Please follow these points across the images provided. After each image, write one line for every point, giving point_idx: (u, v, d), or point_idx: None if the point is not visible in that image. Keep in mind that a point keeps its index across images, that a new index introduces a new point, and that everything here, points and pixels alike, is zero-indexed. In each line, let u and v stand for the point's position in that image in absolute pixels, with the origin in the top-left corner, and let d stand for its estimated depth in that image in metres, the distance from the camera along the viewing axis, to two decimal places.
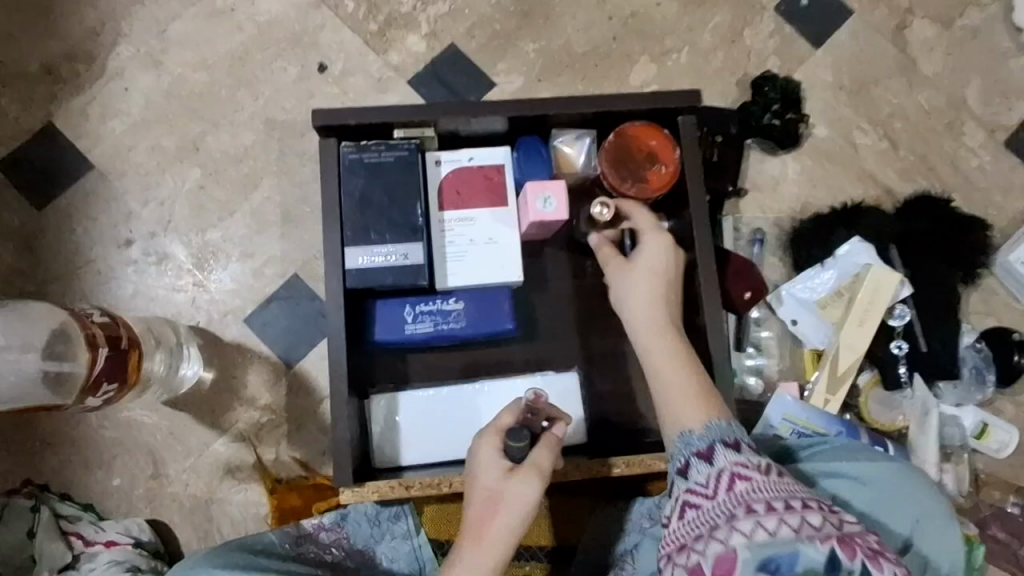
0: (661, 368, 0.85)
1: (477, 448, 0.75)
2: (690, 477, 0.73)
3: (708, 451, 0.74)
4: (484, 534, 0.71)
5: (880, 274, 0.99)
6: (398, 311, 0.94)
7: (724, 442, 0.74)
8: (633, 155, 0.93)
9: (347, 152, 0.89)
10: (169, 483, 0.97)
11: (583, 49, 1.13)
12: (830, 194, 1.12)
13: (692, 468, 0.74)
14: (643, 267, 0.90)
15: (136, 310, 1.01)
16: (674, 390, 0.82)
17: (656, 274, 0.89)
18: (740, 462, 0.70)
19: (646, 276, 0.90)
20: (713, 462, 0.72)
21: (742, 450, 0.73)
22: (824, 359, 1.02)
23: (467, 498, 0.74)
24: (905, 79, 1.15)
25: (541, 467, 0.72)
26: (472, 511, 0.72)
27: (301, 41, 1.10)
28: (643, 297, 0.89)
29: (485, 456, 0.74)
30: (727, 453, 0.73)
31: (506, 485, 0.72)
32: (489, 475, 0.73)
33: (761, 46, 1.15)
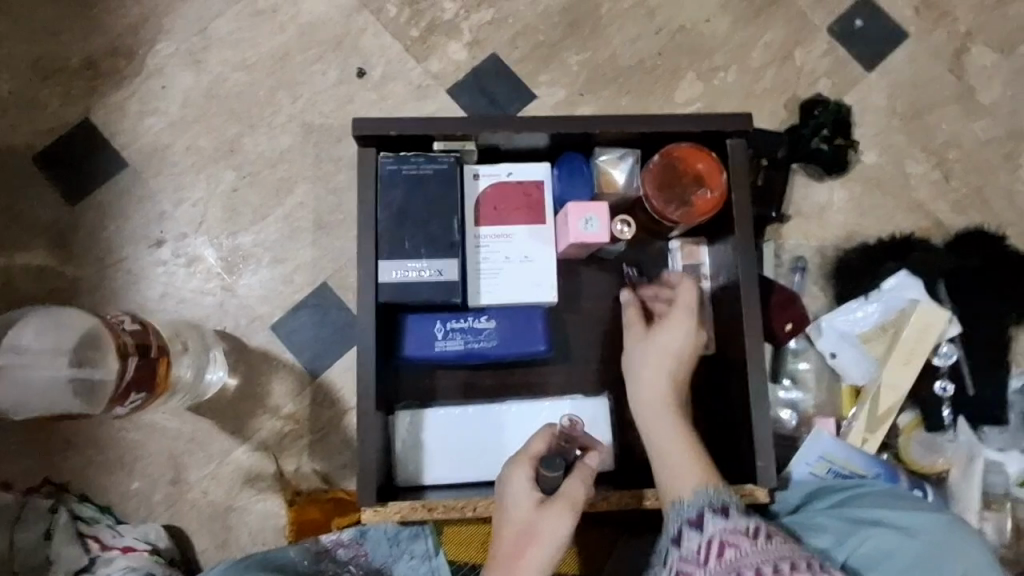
0: (658, 436, 0.82)
1: (508, 476, 0.72)
2: (681, 545, 0.73)
3: (696, 517, 0.74)
4: (514, 568, 0.68)
5: (927, 311, 0.95)
6: (429, 327, 0.91)
7: (712, 507, 0.74)
8: (679, 178, 0.91)
9: (386, 163, 0.88)
10: (189, 489, 0.96)
11: (629, 64, 1.10)
12: (878, 223, 1.07)
13: (683, 536, 0.74)
14: (660, 342, 0.86)
15: (164, 312, 1.00)
16: (673, 461, 0.80)
17: (671, 351, 0.85)
18: (728, 529, 0.71)
19: (660, 352, 0.86)
20: (703, 530, 0.72)
21: (730, 513, 0.73)
22: (864, 397, 0.97)
23: (496, 529, 0.71)
24: (962, 107, 1.11)
25: (574, 500, 0.69)
26: (502, 544, 0.70)
27: (343, 45, 1.08)
28: (649, 369, 0.85)
29: (516, 484, 0.71)
30: (714, 520, 0.73)
31: (538, 518, 0.69)
32: (519, 508, 0.70)
33: (812, 66, 1.11)
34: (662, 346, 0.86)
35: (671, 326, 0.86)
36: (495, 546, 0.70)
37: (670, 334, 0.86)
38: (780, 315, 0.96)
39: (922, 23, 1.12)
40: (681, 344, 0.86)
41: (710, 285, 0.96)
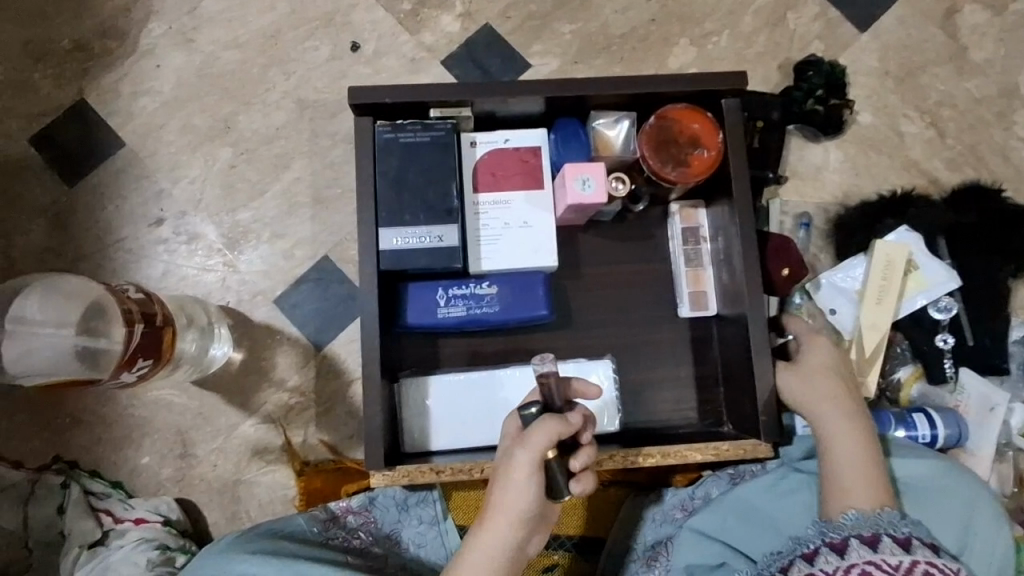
0: (840, 444, 0.80)
1: (507, 425, 0.78)
2: (816, 562, 0.74)
3: (813, 551, 0.76)
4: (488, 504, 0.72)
5: (897, 252, 0.97)
6: (430, 294, 0.91)
7: (892, 536, 0.73)
8: (675, 139, 0.91)
9: (382, 132, 0.88)
10: (197, 463, 0.97)
11: (621, 32, 1.10)
12: (874, 183, 1.08)
13: (819, 555, 0.75)
14: (808, 363, 0.86)
15: (166, 289, 1.01)
16: (850, 472, 0.78)
17: (822, 367, 0.85)
18: (873, 562, 0.72)
19: (817, 370, 0.85)
20: (846, 556, 0.73)
21: (881, 546, 0.73)
22: (851, 341, 0.97)
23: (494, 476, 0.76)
24: (955, 66, 1.11)
25: (527, 441, 0.69)
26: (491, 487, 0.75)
27: (334, 21, 1.08)
28: (825, 388, 0.83)
29: (508, 431, 0.77)
30: (893, 547, 0.72)
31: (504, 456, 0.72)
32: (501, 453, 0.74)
33: (805, 29, 1.11)
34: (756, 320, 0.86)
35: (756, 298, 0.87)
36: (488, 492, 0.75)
37: (814, 352, 0.87)
38: (777, 259, 0.95)
39: None
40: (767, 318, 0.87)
41: (709, 247, 0.97)
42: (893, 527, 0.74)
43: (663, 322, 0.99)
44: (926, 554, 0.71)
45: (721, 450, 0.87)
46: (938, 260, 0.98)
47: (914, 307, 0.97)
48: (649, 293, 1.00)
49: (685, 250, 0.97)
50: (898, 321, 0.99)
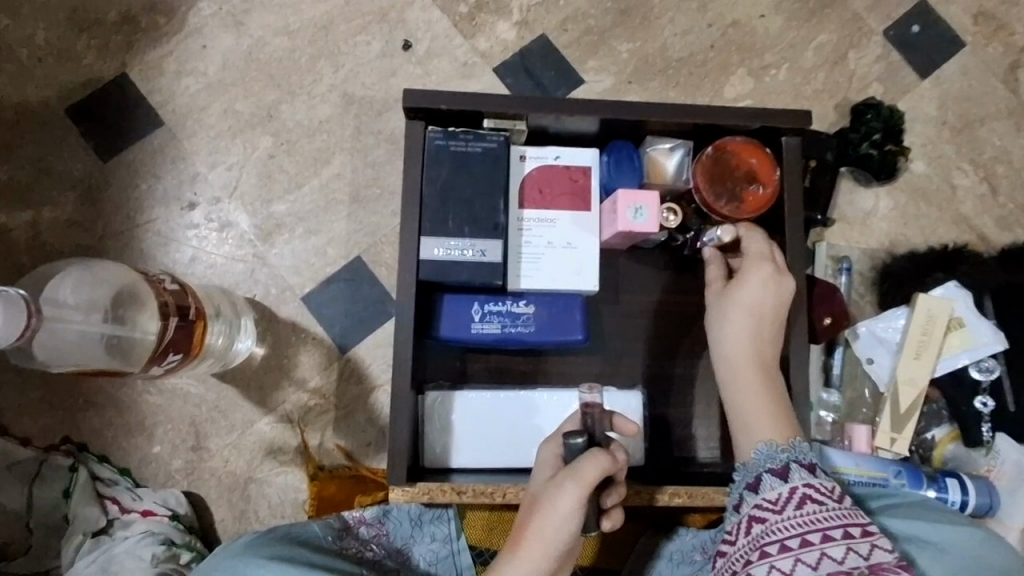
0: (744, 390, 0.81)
1: (541, 451, 0.76)
2: (760, 491, 0.72)
3: (755, 481, 0.73)
4: (523, 534, 0.70)
5: (940, 307, 0.95)
6: (466, 308, 0.89)
7: (771, 471, 0.73)
8: (731, 172, 0.88)
9: (433, 137, 0.86)
10: (209, 458, 0.94)
11: (679, 55, 1.08)
12: (921, 234, 1.06)
13: (764, 483, 0.72)
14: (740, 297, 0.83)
15: (193, 276, 0.98)
16: (751, 412, 0.80)
17: (755, 306, 0.83)
18: (758, 504, 0.71)
19: (741, 311, 0.83)
20: (759, 492, 0.72)
21: (791, 476, 0.71)
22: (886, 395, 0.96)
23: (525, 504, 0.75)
24: (1014, 122, 1.09)
25: (579, 472, 0.68)
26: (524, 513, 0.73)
27: (388, 17, 1.05)
28: (740, 331, 0.83)
29: (546, 456, 0.75)
30: (774, 483, 0.72)
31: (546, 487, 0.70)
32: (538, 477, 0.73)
33: (865, 70, 1.09)
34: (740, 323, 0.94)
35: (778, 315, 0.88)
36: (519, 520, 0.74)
37: (751, 284, 0.83)
38: (822, 304, 0.92)
39: (978, 33, 1.10)
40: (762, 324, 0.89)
41: None
42: (772, 461, 0.74)
43: (697, 356, 0.97)
44: (803, 479, 0.71)
45: None
46: (985, 320, 0.95)
47: (956, 366, 0.95)
48: (686, 327, 0.97)
49: None
50: (937, 378, 0.96)
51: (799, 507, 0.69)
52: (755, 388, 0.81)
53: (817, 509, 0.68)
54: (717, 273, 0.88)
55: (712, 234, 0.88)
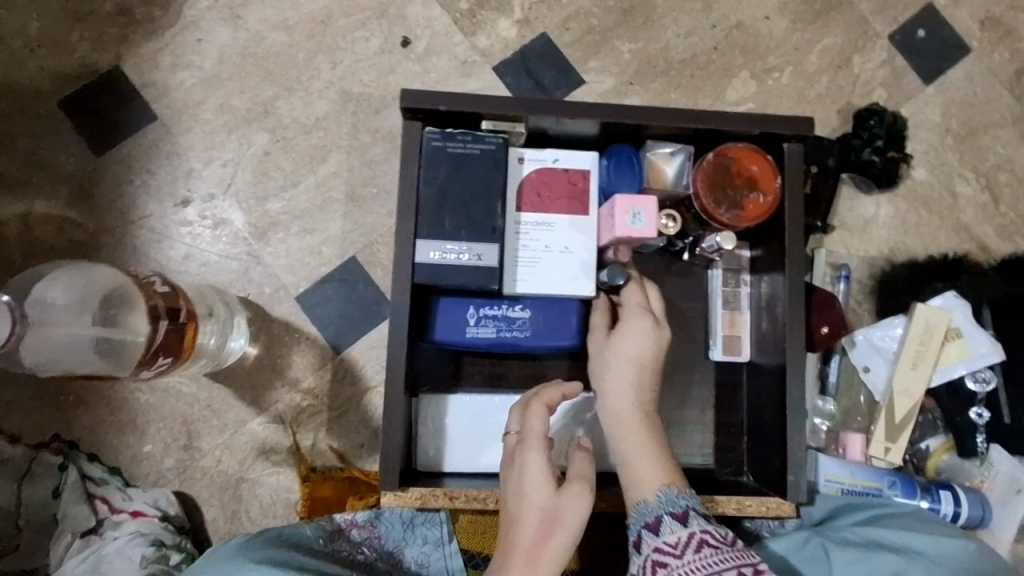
0: (631, 445, 0.80)
1: (526, 462, 0.77)
2: (661, 534, 0.71)
3: (656, 522, 0.73)
4: (541, 552, 0.72)
5: (936, 317, 0.94)
6: (461, 312, 0.88)
7: (671, 512, 0.72)
8: (732, 179, 0.87)
9: (431, 138, 0.85)
10: (201, 457, 0.94)
11: (682, 56, 1.06)
12: (923, 242, 1.05)
13: (664, 525, 0.72)
14: (621, 349, 0.84)
15: (185, 273, 0.97)
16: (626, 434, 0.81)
17: (634, 357, 0.84)
18: (658, 547, 0.71)
19: (625, 361, 0.84)
20: (658, 534, 0.71)
21: (690, 520, 0.71)
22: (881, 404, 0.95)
23: (515, 523, 0.74)
24: (1017, 130, 1.08)
25: (581, 476, 0.75)
26: (526, 534, 0.73)
27: (388, 12, 1.04)
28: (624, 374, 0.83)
29: (534, 468, 0.76)
30: (674, 525, 0.71)
31: (559, 500, 0.74)
32: (536, 495, 0.74)
33: (868, 75, 1.08)
34: (628, 351, 0.84)
35: (633, 329, 0.84)
36: (512, 539, 0.74)
37: (632, 339, 0.84)
38: (820, 314, 0.91)
39: (984, 39, 1.09)
40: (644, 348, 0.84)
41: (750, 291, 0.95)
42: (672, 504, 0.73)
43: (693, 363, 0.97)
44: (700, 522, 0.71)
45: (745, 505, 0.84)
46: (983, 330, 0.94)
47: (951, 376, 0.94)
48: (682, 333, 0.97)
49: (724, 291, 0.95)
50: (932, 388, 0.96)
51: (697, 550, 0.69)
52: (644, 434, 0.80)
53: (713, 554, 0.68)
54: (602, 320, 0.88)
55: (714, 240, 0.88)
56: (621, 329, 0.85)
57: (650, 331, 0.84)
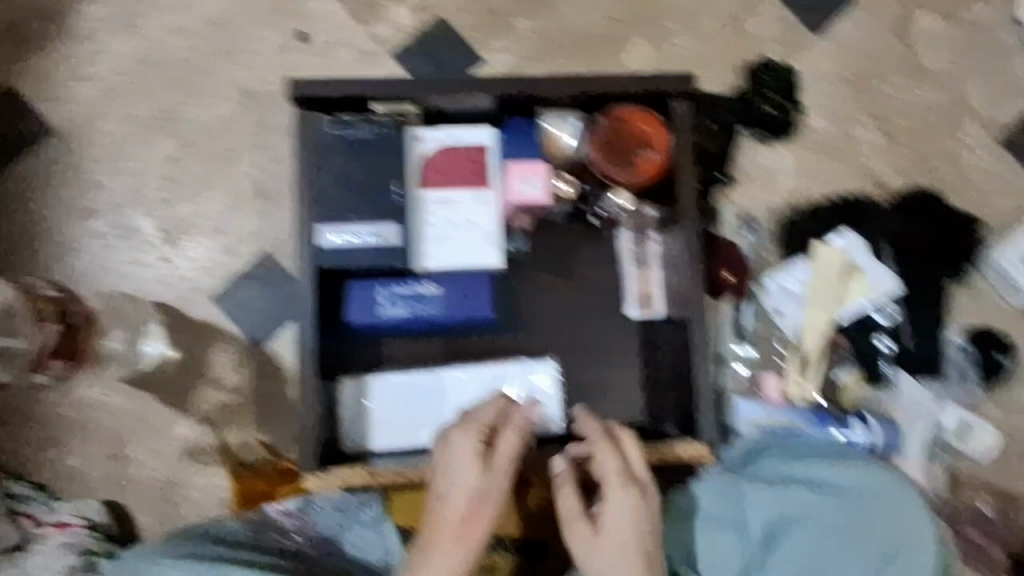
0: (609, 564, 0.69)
1: (452, 444, 0.73)
2: None
3: None
4: (464, 530, 0.69)
5: (833, 256, 1.00)
6: (371, 293, 0.89)
7: None
8: (624, 139, 0.90)
9: (324, 125, 0.85)
10: (129, 465, 0.94)
11: (579, 29, 1.08)
12: (827, 188, 1.07)
13: None
14: (609, 534, 0.71)
15: (99, 285, 0.97)
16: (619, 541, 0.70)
17: (623, 548, 0.70)
18: None
19: (619, 530, 0.71)
20: None
21: None
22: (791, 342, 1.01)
23: (440, 498, 0.71)
24: (909, 73, 1.10)
25: (508, 454, 0.73)
26: (451, 510, 0.70)
27: (284, 9, 1.04)
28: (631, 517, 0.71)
29: (461, 448, 0.73)
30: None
31: (482, 476, 0.72)
32: (465, 476, 0.71)
33: (762, 32, 1.10)
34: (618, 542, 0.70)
35: (619, 505, 0.72)
36: (434, 514, 0.71)
37: (618, 521, 0.71)
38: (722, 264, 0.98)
39: None
40: (632, 533, 0.70)
41: (660, 249, 0.95)
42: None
43: (612, 324, 0.98)
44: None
45: (660, 452, 0.87)
46: (880, 264, 1.01)
47: (855, 310, 1.00)
48: (601, 296, 0.98)
49: (634, 250, 0.95)
50: (839, 324, 1.01)
51: None
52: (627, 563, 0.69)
53: None
54: (572, 485, 0.75)
55: (611, 199, 0.93)
56: (602, 510, 0.72)
57: (635, 505, 0.72)
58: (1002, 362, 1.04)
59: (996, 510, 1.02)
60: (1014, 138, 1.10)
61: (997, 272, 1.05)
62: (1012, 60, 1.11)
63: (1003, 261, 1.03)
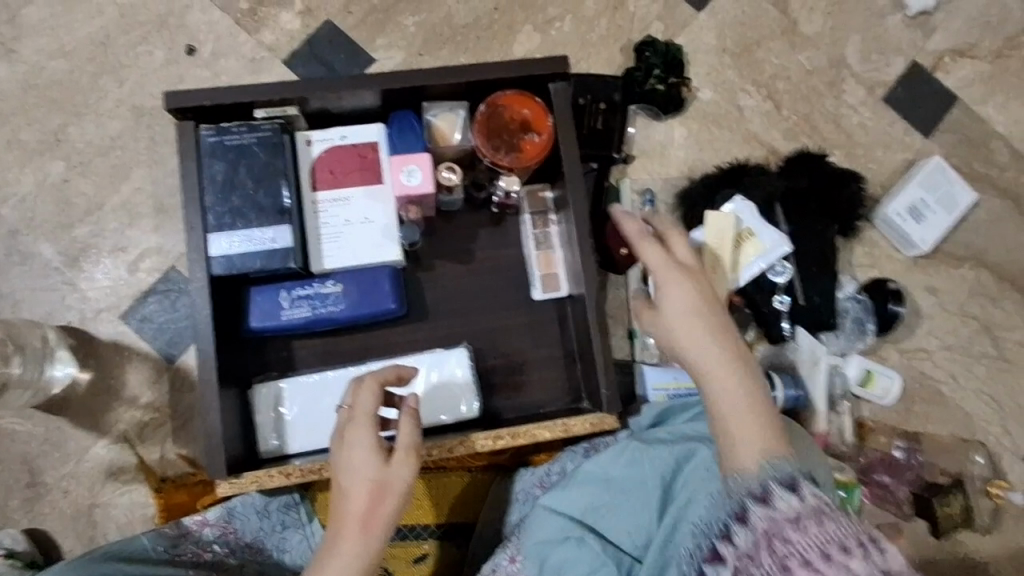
0: (726, 394, 0.70)
1: (349, 443, 0.70)
2: (734, 541, 0.62)
3: (791, 483, 0.62)
4: (371, 523, 0.68)
5: (721, 220, 0.96)
6: (274, 297, 0.91)
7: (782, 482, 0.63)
8: (506, 125, 0.92)
9: (206, 135, 0.86)
10: (48, 491, 0.94)
11: (465, 21, 1.10)
12: (717, 157, 1.12)
13: (775, 496, 0.61)
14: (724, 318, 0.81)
15: (0, 314, 0.97)
16: (735, 409, 0.70)
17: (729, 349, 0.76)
18: (765, 515, 0.61)
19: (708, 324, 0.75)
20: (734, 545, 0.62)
21: (777, 498, 0.61)
22: None
23: (342, 494, 0.69)
24: (787, 39, 1.15)
25: (409, 446, 0.70)
26: (354, 505, 0.68)
27: (166, 24, 1.05)
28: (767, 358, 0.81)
29: (358, 448, 0.70)
30: (783, 494, 0.61)
31: (385, 471, 0.69)
32: (365, 471, 0.69)
33: (644, 11, 1.13)
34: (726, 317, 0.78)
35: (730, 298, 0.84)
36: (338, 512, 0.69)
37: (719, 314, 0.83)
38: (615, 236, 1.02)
39: None
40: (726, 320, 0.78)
41: (557, 229, 0.99)
42: (778, 471, 0.64)
43: (519, 305, 1.01)
44: (815, 491, 0.61)
45: (569, 425, 0.89)
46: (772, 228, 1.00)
47: (753, 272, 0.98)
48: (505, 280, 1.01)
49: (534, 234, 0.99)
50: (741, 289, 1.01)
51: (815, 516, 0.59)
52: (751, 413, 0.69)
53: (820, 529, 0.57)
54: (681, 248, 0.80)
55: (501, 184, 0.95)
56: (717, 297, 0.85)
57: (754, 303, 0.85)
58: (897, 312, 1.05)
59: (908, 451, 1.06)
60: (893, 92, 1.15)
61: (886, 222, 1.09)
62: (884, 19, 1.16)
63: (889, 213, 1.07)
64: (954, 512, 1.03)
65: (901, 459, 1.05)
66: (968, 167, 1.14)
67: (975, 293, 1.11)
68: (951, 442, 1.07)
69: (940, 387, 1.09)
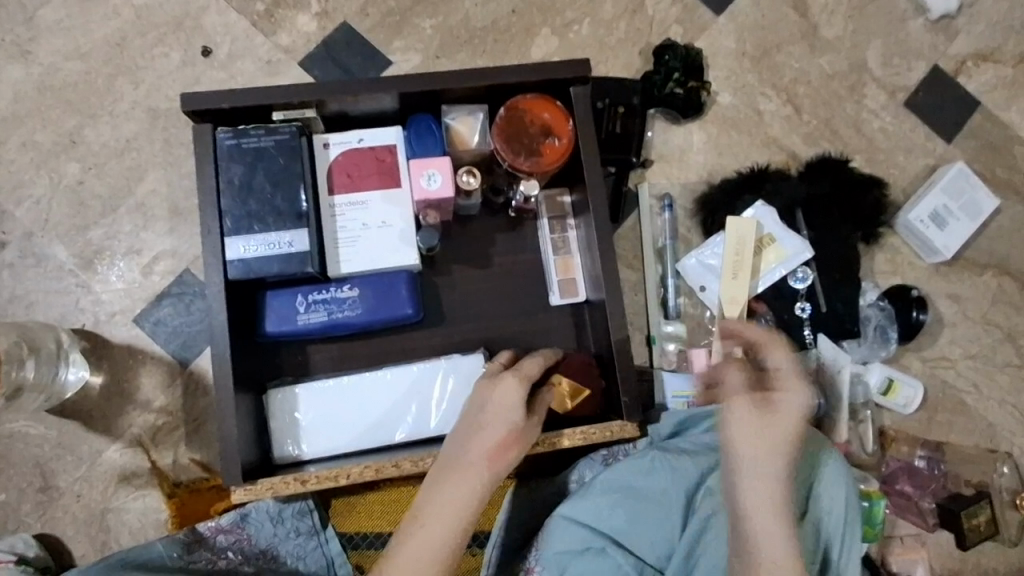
0: (761, 530, 0.74)
1: (503, 388, 0.78)
2: None
3: None
4: (491, 456, 0.74)
5: (741, 227, 0.99)
6: (290, 301, 0.90)
7: None
8: (526, 129, 0.90)
9: (223, 137, 0.85)
10: (60, 495, 0.93)
11: (482, 24, 1.10)
12: (737, 161, 1.10)
13: None
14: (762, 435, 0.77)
15: (14, 317, 0.96)
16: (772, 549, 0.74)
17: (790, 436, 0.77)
18: None
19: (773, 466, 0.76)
20: None
21: None
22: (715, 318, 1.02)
23: (482, 423, 0.76)
24: (807, 44, 1.13)
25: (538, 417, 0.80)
26: (486, 437, 0.75)
27: (183, 25, 1.04)
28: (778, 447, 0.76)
29: (510, 396, 0.77)
30: None
31: (525, 423, 0.77)
32: (514, 414, 0.76)
33: (663, 14, 1.12)
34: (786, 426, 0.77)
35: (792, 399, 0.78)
36: (468, 449, 0.75)
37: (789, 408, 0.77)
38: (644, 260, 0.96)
39: None
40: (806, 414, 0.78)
41: (576, 233, 0.98)
42: None
43: (538, 310, 1.00)
44: None
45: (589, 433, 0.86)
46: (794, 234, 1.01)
47: (775, 277, 1.01)
48: (522, 285, 1.00)
49: (552, 238, 0.98)
50: (761, 292, 1.02)
51: None
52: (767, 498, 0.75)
53: None
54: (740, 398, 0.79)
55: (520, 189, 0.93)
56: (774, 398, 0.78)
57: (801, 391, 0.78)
58: (920, 320, 1.03)
59: (929, 460, 1.04)
60: (914, 97, 1.14)
61: (906, 228, 1.08)
62: (906, 23, 1.14)
63: (910, 218, 1.06)
64: (981, 525, 1.00)
65: (922, 468, 1.03)
66: (991, 172, 1.12)
67: (998, 300, 1.10)
68: (973, 452, 1.06)
69: (961, 396, 1.08)
